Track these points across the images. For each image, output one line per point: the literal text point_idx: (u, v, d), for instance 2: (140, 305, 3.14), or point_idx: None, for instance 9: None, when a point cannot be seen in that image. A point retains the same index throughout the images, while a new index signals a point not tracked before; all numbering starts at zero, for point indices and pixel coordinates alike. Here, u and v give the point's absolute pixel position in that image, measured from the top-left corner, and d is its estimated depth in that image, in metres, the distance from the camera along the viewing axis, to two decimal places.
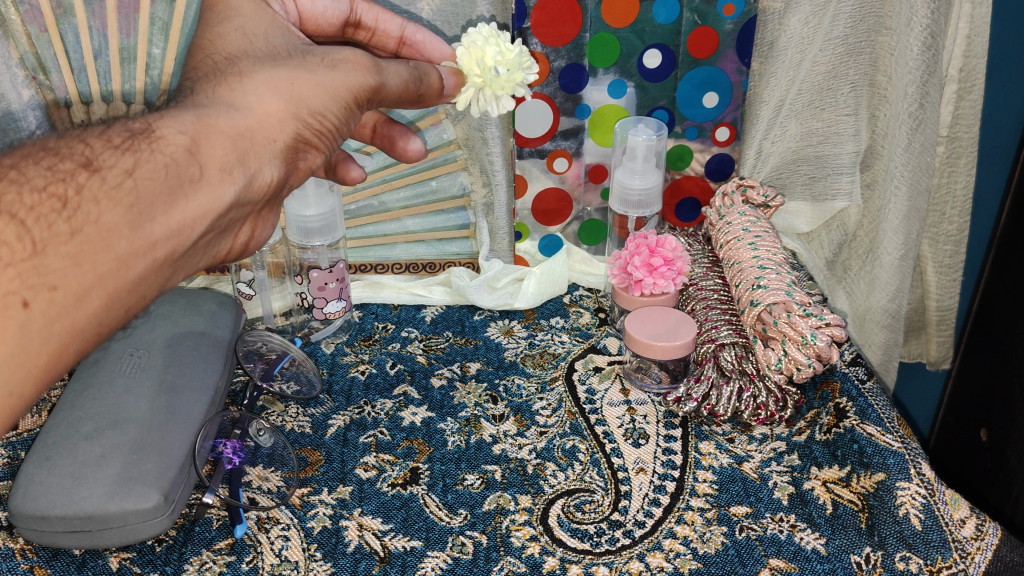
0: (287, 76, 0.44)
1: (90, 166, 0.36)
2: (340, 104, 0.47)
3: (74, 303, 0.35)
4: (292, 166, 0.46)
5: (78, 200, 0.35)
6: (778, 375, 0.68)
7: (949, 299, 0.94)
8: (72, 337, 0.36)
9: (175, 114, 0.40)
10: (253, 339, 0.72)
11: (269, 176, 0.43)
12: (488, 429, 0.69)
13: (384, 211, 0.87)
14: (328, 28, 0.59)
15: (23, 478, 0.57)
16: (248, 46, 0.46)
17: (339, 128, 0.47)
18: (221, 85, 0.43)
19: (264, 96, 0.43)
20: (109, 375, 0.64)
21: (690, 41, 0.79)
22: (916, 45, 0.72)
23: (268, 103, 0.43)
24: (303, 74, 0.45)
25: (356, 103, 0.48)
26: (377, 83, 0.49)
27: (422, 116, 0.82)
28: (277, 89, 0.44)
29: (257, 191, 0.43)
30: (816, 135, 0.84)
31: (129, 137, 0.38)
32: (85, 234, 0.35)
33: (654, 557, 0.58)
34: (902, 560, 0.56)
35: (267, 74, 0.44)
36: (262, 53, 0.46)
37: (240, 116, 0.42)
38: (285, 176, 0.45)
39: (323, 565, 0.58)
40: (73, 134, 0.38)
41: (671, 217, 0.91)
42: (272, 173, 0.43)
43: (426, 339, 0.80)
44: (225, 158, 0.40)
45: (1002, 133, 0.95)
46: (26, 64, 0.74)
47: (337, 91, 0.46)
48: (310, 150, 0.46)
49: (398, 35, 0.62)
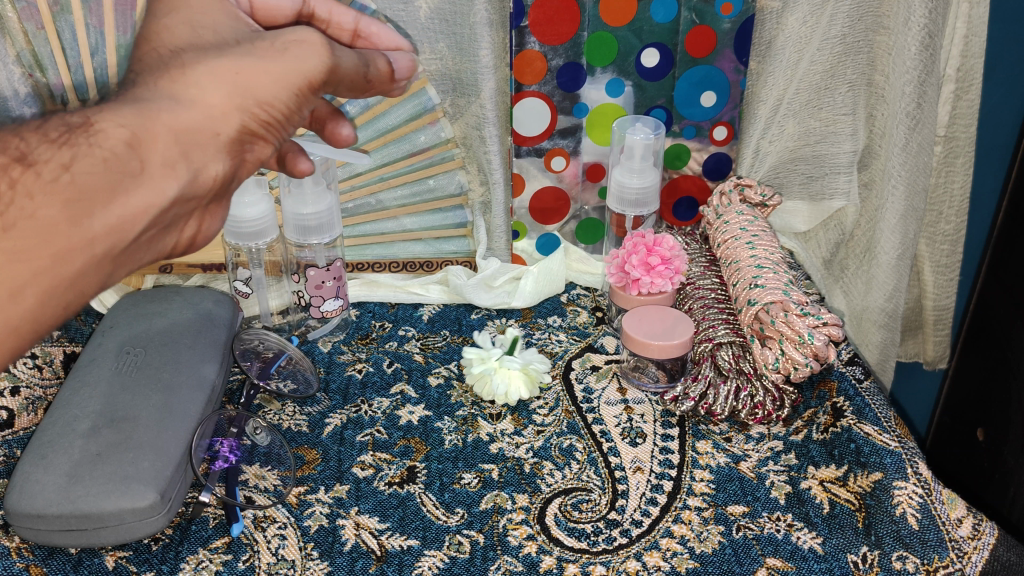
0: (231, 64, 0.41)
1: (24, 160, 0.35)
2: (290, 94, 0.43)
3: (8, 300, 0.35)
4: (239, 159, 0.43)
5: (10, 195, 0.34)
6: (775, 375, 0.68)
7: (945, 299, 0.94)
8: (7, 334, 0.35)
9: (116, 107, 0.38)
10: (249, 338, 0.73)
11: (215, 171, 0.41)
12: (485, 429, 0.69)
13: (381, 209, 0.87)
14: (282, 18, 0.53)
15: (18, 477, 0.57)
16: (196, 39, 0.43)
17: (289, 116, 0.44)
18: (164, 76, 0.40)
19: (206, 89, 0.40)
20: (105, 372, 0.64)
21: (687, 41, 0.79)
22: (913, 45, 0.72)
23: (210, 96, 0.40)
24: (251, 61, 0.42)
25: (312, 90, 0.45)
26: (333, 70, 0.45)
27: (417, 116, 0.82)
28: (221, 81, 0.41)
29: (203, 187, 0.41)
30: (813, 135, 0.84)
31: (66, 131, 0.36)
32: (19, 230, 0.34)
33: (651, 557, 0.58)
34: (899, 559, 0.56)
35: (213, 62, 0.41)
36: (211, 45, 0.43)
37: (185, 110, 0.39)
38: (233, 170, 0.43)
39: (319, 565, 0.58)
40: (9, 129, 0.37)
41: (667, 217, 0.90)
42: (218, 169, 0.41)
43: (422, 338, 0.80)
44: (167, 152, 0.39)
45: (999, 134, 0.95)
46: (22, 61, 0.74)
47: (287, 81, 0.43)
48: (258, 140, 0.43)
49: (351, 28, 0.56)
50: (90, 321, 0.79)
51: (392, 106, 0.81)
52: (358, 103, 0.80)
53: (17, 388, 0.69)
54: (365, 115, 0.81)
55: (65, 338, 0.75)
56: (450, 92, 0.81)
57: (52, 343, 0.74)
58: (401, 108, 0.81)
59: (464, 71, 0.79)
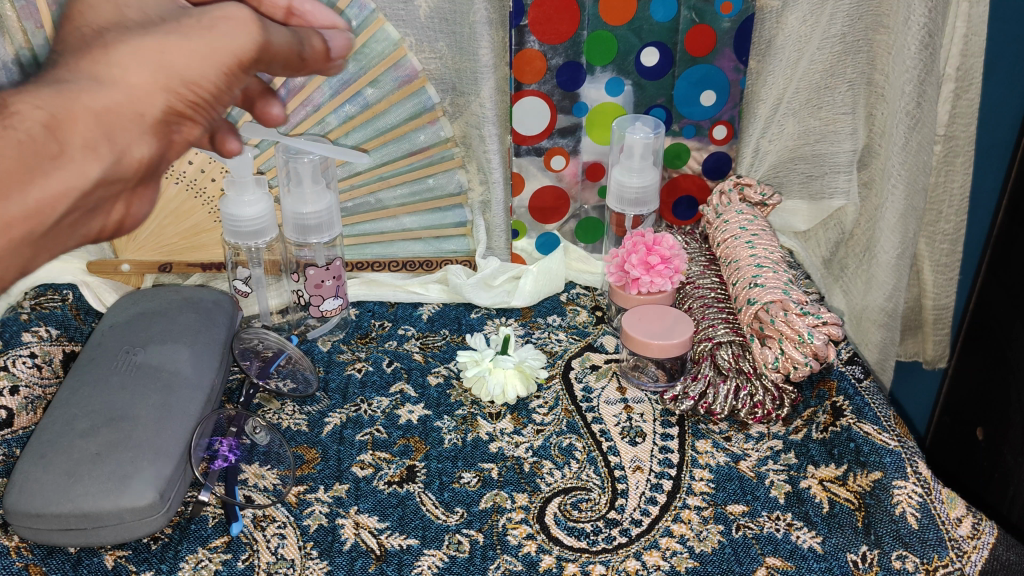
0: (154, 40, 0.35)
1: None
2: (218, 73, 0.37)
3: None
4: (166, 143, 0.36)
5: None
6: (774, 374, 0.68)
7: (945, 298, 0.94)
8: None
9: (31, 87, 0.32)
10: (248, 337, 0.72)
11: (142, 155, 0.35)
12: (484, 428, 0.69)
13: (381, 208, 0.86)
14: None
15: (18, 476, 0.57)
16: (118, 17, 0.36)
17: (218, 96, 0.37)
18: (84, 56, 0.34)
19: (129, 67, 0.34)
20: (104, 372, 0.64)
21: (686, 40, 0.79)
22: (913, 44, 0.72)
23: (133, 73, 0.34)
24: (175, 37, 0.36)
25: (242, 69, 0.38)
26: (264, 47, 0.39)
27: (417, 115, 0.82)
28: (144, 58, 0.34)
29: (130, 171, 0.34)
30: (813, 134, 0.84)
31: None
32: None
33: (650, 556, 0.58)
34: (899, 559, 0.56)
35: (133, 40, 0.35)
36: (133, 23, 0.36)
37: (106, 90, 0.33)
38: (161, 155, 0.36)
39: (319, 564, 0.58)
40: None
41: (667, 216, 0.90)
42: (145, 151, 0.35)
43: (422, 337, 0.80)
44: (88, 131, 0.32)
45: (999, 132, 0.95)
46: (21, 61, 0.73)
47: (214, 59, 0.37)
48: (185, 121, 0.37)
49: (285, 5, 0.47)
50: (89, 320, 0.78)
51: (392, 105, 0.81)
52: (358, 102, 0.80)
53: (16, 387, 0.69)
54: (364, 114, 0.81)
55: (65, 337, 0.75)
56: (450, 91, 0.81)
57: (51, 342, 0.74)
58: (400, 107, 0.81)
59: (463, 70, 0.79)
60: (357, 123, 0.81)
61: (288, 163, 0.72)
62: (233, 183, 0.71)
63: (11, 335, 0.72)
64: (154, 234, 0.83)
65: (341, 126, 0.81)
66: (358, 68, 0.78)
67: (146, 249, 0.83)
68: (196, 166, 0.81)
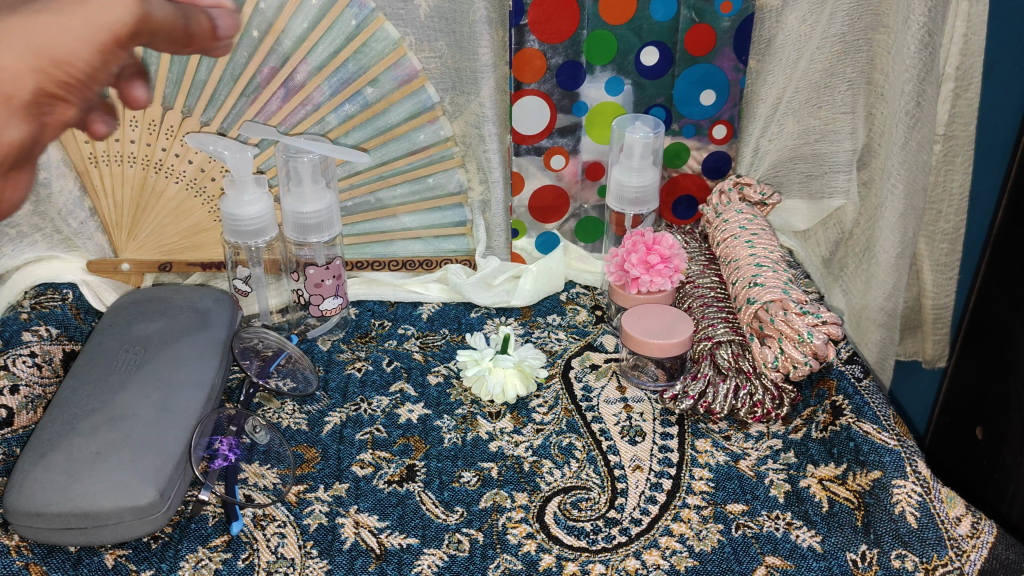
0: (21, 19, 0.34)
1: None
2: (93, 52, 0.36)
3: None
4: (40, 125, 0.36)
5: None
6: (774, 373, 0.68)
7: (944, 297, 0.94)
8: None
9: None
10: (248, 336, 0.72)
11: (13, 136, 0.35)
12: (484, 427, 0.69)
13: (381, 207, 0.86)
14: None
15: (17, 475, 0.57)
16: None
17: (92, 75, 0.37)
18: None
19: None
20: (104, 371, 0.64)
21: (686, 39, 0.79)
22: (912, 43, 0.72)
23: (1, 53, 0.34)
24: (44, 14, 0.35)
25: (118, 46, 0.37)
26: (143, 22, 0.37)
27: (416, 114, 0.82)
28: (11, 35, 0.34)
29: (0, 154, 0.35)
30: (813, 133, 0.84)
31: None
32: None
33: (650, 555, 0.58)
34: (898, 558, 0.56)
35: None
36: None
37: None
38: (36, 136, 0.36)
39: (319, 563, 0.58)
40: None
41: (666, 215, 0.90)
42: (18, 132, 0.35)
43: (422, 336, 0.80)
44: None
45: (999, 132, 0.95)
46: None
47: (87, 36, 0.36)
48: (58, 102, 0.36)
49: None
50: (89, 319, 0.78)
51: (392, 105, 0.81)
52: (357, 101, 0.80)
53: (16, 386, 0.69)
54: (364, 113, 0.80)
55: (65, 337, 0.75)
56: (450, 91, 0.82)
57: (51, 341, 0.73)
58: (400, 106, 0.81)
59: (463, 70, 0.79)
60: (357, 122, 0.81)
61: (288, 162, 0.72)
62: (233, 183, 0.71)
63: (11, 334, 0.72)
64: (154, 233, 0.83)
65: (341, 126, 0.81)
66: (358, 68, 0.78)
67: (146, 248, 0.84)
68: (195, 166, 0.80)
